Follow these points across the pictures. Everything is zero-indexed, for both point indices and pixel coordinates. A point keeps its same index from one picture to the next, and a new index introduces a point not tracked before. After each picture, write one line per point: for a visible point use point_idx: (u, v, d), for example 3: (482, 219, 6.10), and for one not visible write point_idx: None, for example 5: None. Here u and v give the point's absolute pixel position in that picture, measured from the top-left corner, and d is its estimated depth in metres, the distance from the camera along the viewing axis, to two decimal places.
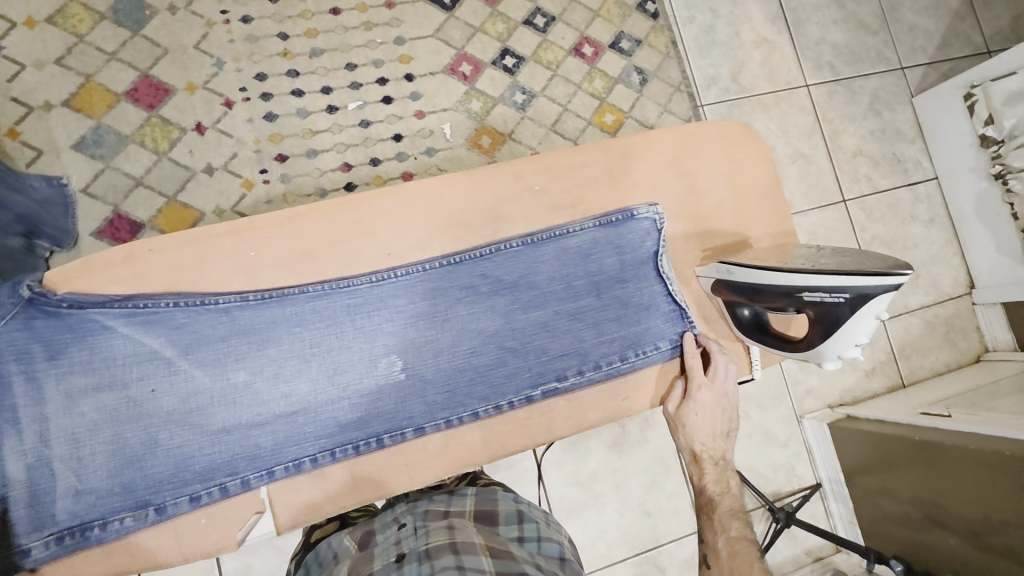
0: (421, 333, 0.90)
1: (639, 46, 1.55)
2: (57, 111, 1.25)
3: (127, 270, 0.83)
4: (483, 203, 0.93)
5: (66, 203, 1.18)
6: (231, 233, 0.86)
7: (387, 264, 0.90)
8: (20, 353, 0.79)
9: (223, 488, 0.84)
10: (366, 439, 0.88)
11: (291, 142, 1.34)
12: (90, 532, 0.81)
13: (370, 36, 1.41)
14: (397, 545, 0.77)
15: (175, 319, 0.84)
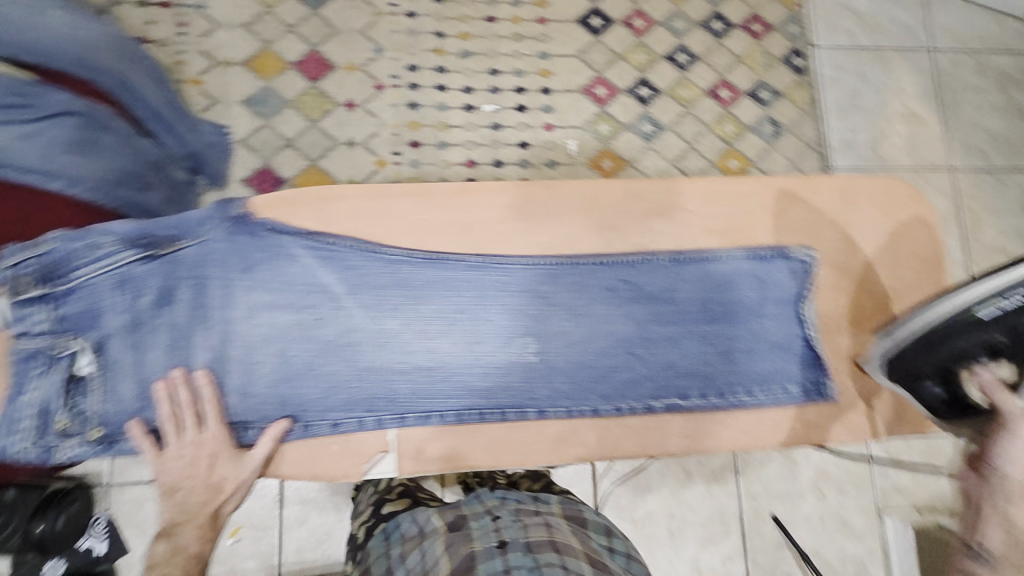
0: (562, 323, 0.92)
1: (778, 98, 1.53)
2: (235, 69, 1.39)
3: (317, 208, 0.88)
4: (636, 212, 0.94)
5: (225, 149, 1.33)
6: (407, 193, 0.90)
7: (540, 251, 0.92)
8: (220, 261, 0.86)
9: (360, 422, 0.87)
10: (492, 409, 0.89)
11: (426, 131, 1.42)
12: (242, 431, 0.86)
13: (517, 46, 1.48)
14: (498, 532, 0.82)
15: (347, 260, 0.88)
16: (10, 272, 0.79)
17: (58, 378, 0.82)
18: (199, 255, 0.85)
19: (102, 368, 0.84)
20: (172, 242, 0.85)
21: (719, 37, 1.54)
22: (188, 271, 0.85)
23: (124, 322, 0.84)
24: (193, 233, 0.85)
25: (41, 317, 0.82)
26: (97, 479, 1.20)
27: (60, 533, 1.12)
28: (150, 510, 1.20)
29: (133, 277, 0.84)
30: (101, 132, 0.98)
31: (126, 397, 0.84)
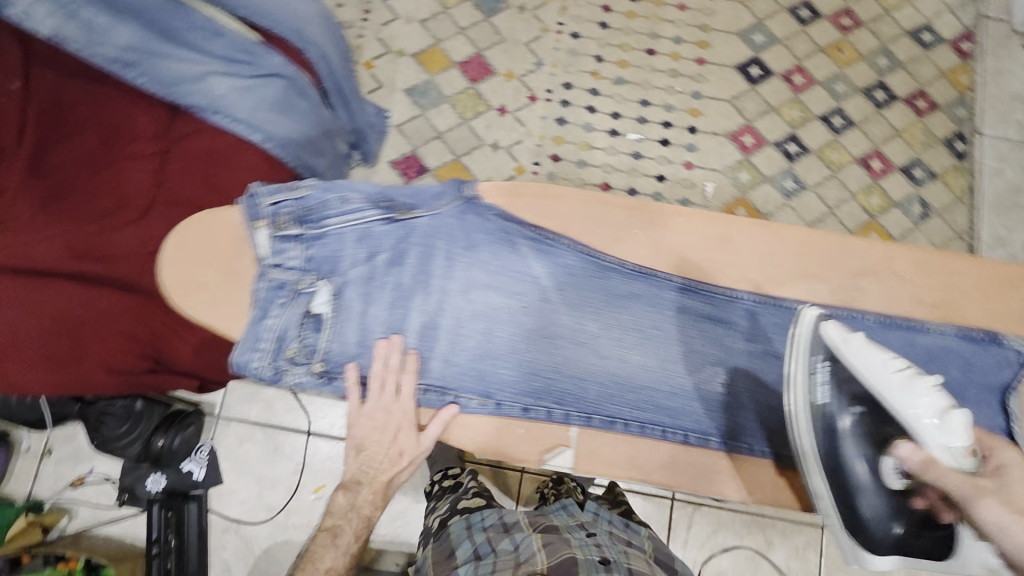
0: (755, 360, 0.91)
1: (932, 179, 1.48)
2: (405, 59, 1.47)
3: (538, 205, 0.92)
4: (842, 271, 0.92)
5: (382, 131, 1.40)
6: (624, 208, 0.92)
7: (745, 286, 0.91)
8: (447, 236, 0.91)
9: (548, 413, 0.90)
10: (675, 429, 0.90)
11: (569, 148, 1.45)
12: (444, 396, 0.90)
13: (672, 82, 1.49)
14: (597, 547, 0.91)
15: (563, 258, 0.92)
16: (272, 208, 0.86)
17: (298, 310, 0.88)
18: (430, 227, 0.90)
19: (335, 311, 0.89)
20: (409, 210, 0.88)
21: (880, 106, 1.51)
22: (419, 239, 0.90)
23: (357, 272, 0.90)
24: (428, 205, 0.89)
25: (293, 253, 0.88)
26: (210, 409, 1.31)
27: (174, 451, 1.21)
28: (248, 450, 1.30)
29: (373, 234, 0.89)
30: (299, 97, 1.06)
31: (350, 341, 0.89)
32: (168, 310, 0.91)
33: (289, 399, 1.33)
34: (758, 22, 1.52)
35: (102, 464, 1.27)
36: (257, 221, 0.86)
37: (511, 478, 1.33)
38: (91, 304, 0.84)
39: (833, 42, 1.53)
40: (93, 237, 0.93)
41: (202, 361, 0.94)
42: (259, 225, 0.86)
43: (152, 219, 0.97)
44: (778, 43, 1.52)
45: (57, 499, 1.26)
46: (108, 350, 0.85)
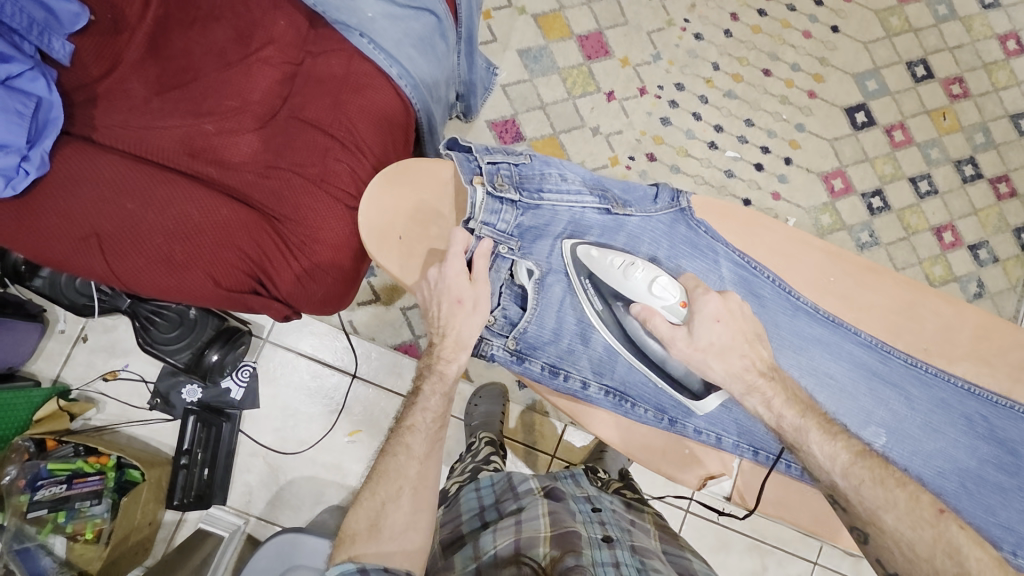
0: (914, 430, 0.82)
1: (994, 263, 1.51)
2: (525, 18, 1.41)
3: (742, 232, 0.87)
4: (1010, 360, 0.83)
5: (488, 88, 1.30)
6: (823, 252, 0.85)
7: (918, 355, 0.84)
8: (653, 240, 0.85)
9: (717, 439, 0.88)
10: None
11: (666, 150, 1.43)
12: (624, 402, 0.88)
13: (779, 108, 1.48)
14: (603, 526, 0.74)
15: (760, 290, 0.84)
16: (491, 167, 0.82)
17: (499, 276, 0.86)
18: (639, 226, 0.85)
19: (535, 292, 0.85)
20: (624, 206, 0.84)
21: (965, 181, 1.53)
22: (625, 238, 0.85)
23: (558, 255, 0.85)
24: (642, 206, 0.85)
25: (505, 218, 0.83)
26: (258, 330, 1.26)
27: (224, 367, 1.18)
28: (288, 378, 1.26)
29: (584, 221, 0.85)
30: (441, 39, 1.00)
31: (548, 326, 0.86)
32: (277, 232, 0.88)
33: (338, 338, 1.27)
34: (875, 69, 1.52)
35: (138, 361, 1.22)
36: (473, 176, 0.82)
37: (542, 461, 1.32)
38: (210, 212, 0.84)
39: (939, 107, 1.53)
40: (211, 137, 0.88)
41: (299, 290, 0.90)
42: (476, 182, 0.82)
43: (272, 130, 0.91)
44: (888, 95, 1.52)
45: (85, 388, 1.20)
46: (218, 261, 0.84)
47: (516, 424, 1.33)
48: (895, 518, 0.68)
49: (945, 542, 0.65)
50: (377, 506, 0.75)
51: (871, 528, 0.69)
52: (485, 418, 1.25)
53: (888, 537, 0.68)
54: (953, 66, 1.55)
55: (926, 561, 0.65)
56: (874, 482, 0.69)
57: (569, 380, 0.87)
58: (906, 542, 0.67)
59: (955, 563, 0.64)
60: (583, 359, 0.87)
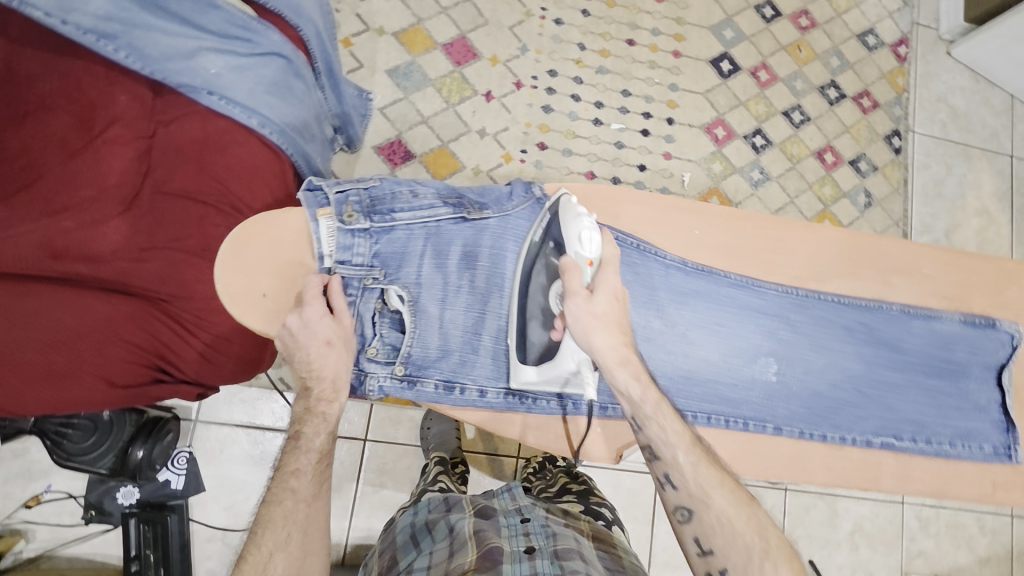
0: (803, 353, 0.89)
1: (874, 172, 1.63)
2: (385, 38, 1.41)
3: (603, 207, 0.85)
4: (874, 267, 0.91)
5: (364, 114, 1.29)
6: (688, 208, 0.87)
7: (792, 283, 0.90)
8: (518, 236, 0.88)
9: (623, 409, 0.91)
10: (734, 418, 0.86)
11: (554, 136, 1.46)
12: (524, 399, 0.90)
13: (650, 74, 1.54)
14: (528, 537, 0.78)
15: (630, 260, 0.86)
16: (339, 197, 0.81)
17: (368, 307, 0.84)
18: (500, 227, 0.87)
19: (411, 315, 0.85)
20: (481, 210, 0.86)
21: (832, 103, 1.64)
22: (490, 240, 0.88)
23: (423, 274, 0.86)
24: (500, 206, 0.87)
25: (360, 249, 0.83)
26: (185, 414, 1.20)
27: (152, 462, 1.11)
28: (230, 454, 1.21)
29: (442, 233, 0.86)
30: (296, 79, 0.98)
31: (433, 345, 0.87)
32: (167, 314, 0.84)
33: (274, 399, 1.23)
34: (728, 19, 1.60)
35: (61, 479, 1.14)
36: (321, 210, 0.81)
37: (508, 464, 1.33)
38: (85, 312, 0.80)
39: (793, 41, 1.64)
40: (71, 233, 0.82)
41: (206, 368, 0.86)
42: (323, 215, 0.81)
43: (139, 212, 0.87)
44: (745, 40, 1.61)
45: (7, 521, 1.12)
46: (106, 360, 0.80)
47: (474, 435, 1.33)
48: (723, 497, 0.73)
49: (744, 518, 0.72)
50: (263, 558, 0.72)
51: (698, 504, 0.73)
52: (440, 438, 1.25)
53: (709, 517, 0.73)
54: (796, 1, 1.66)
55: (742, 536, 0.71)
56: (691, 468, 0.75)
57: (466, 391, 0.87)
58: (727, 519, 0.72)
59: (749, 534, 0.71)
60: (477, 368, 0.88)
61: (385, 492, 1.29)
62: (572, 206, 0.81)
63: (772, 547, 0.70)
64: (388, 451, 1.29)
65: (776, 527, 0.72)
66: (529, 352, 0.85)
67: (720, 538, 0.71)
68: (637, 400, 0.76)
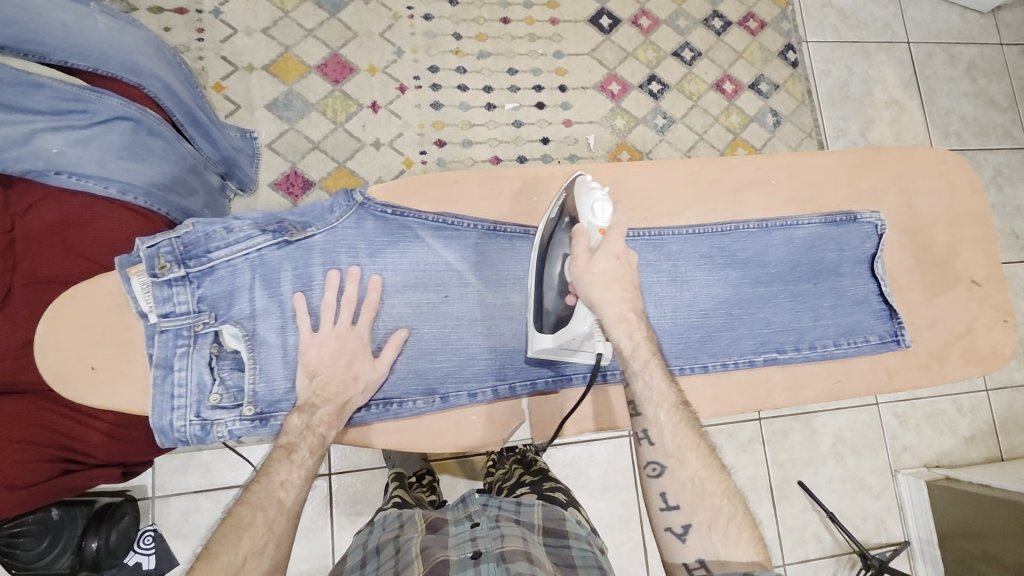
0: (666, 290, 0.94)
1: (776, 90, 1.63)
2: (256, 74, 1.39)
3: (437, 194, 0.93)
4: (722, 192, 0.96)
5: (253, 154, 1.31)
6: (518, 178, 0.95)
7: (638, 222, 0.95)
8: (349, 246, 0.87)
9: (494, 391, 0.93)
10: (609, 368, 0.96)
11: (450, 130, 1.45)
12: (389, 406, 0.88)
13: (532, 47, 1.53)
14: (475, 542, 0.84)
15: (470, 240, 0.93)
16: (149, 251, 0.79)
17: (203, 354, 0.82)
18: (329, 242, 0.87)
19: (250, 351, 0.83)
20: (303, 229, 0.85)
21: (719, 33, 1.63)
22: (320, 257, 0.86)
23: (257, 307, 0.84)
24: (323, 220, 0.87)
25: (181, 297, 0.81)
26: (141, 493, 1.18)
27: (112, 549, 1.11)
28: (196, 522, 1.19)
29: (266, 261, 0.84)
30: (151, 137, 0.97)
31: (278, 379, 0.84)
32: (58, 403, 0.82)
33: (226, 456, 1.22)
34: None
35: None
36: (133, 268, 0.79)
37: (478, 463, 1.33)
38: None
39: None
40: None
41: (118, 447, 0.85)
42: (134, 272, 0.80)
43: (14, 307, 0.85)
44: None
45: None
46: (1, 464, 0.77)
47: None
48: (696, 461, 0.77)
49: (723, 486, 0.77)
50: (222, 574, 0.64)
51: (672, 463, 0.77)
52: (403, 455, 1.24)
53: (684, 475, 0.77)
54: None
55: (711, 497, 0.76)
56: (682, 427, 0.79)
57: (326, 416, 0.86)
58: (698, 480, 0.77)
59: (727, 501, 0.76)
60: None
61: (361, 520, 1.28)
62: (581, 183, 0.86)
63: (739, 515, 0.75)
64: (355, 479, 1.28)
65: (743, 498, 0.77)
66: (547, 323, 0.89)
67: (687, 495, 0.76)
68: (628, 357, 0.81)
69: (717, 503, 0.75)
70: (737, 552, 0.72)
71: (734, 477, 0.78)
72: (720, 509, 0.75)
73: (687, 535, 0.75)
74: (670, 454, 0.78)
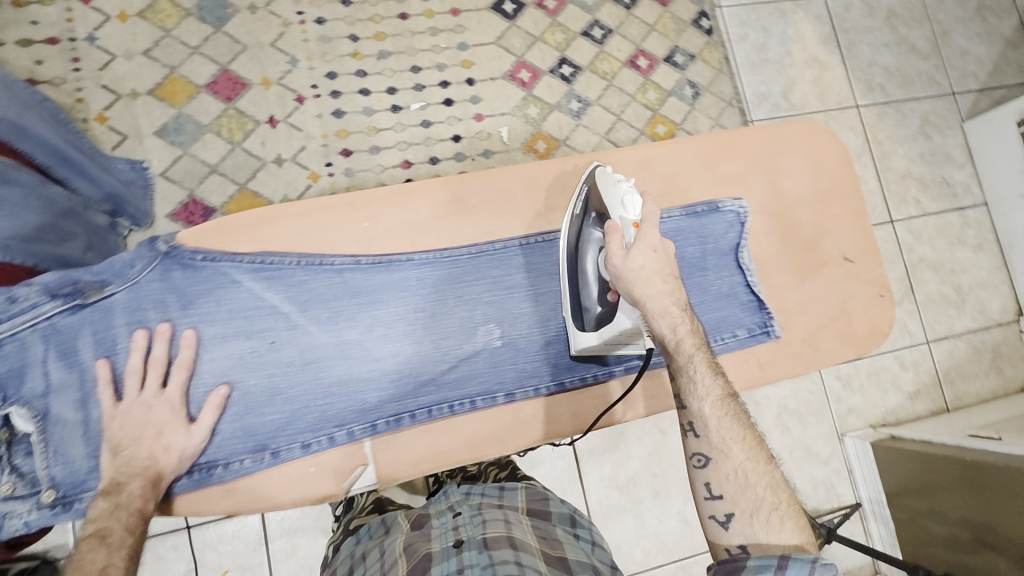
0: (518, 304, 0.98)
1: (692, 61, 1.59)
2: (142, 99, 1.32)
3: (258, 232, 0.91)
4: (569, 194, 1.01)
5: (146, 186, 1.25)
6: (348, 204, 0.94)
7: (487, 237, 0.98)
8: (157, 301, 0.88)
9: (330, 438, 0.89)
10: (461, 400, 0.94)
11: (356, 138, 1.40)
12: (214, 470, 0.86)
13: (434, 41, 1.47)
14: (456, 531, 0.87)
15: (295, 276, 0.92)
16: None
17: None
18: (130, 299, 0.87)
19: (43, 432, 0.82)
20: (101, 288, 0.86)
21: (629, 8, 1.58)
22: (123, 317, 0.87)
23: (51, 382, 0.83)
24: (122, 277, 0.87)
25: None
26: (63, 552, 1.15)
27: None
28: None
29: (59, 329, 0.84)
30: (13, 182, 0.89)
31: (78, 459, 0.83)
32: None
33: None
34: None
35: None
36: None
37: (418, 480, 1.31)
38: None
39: None
40: None
41: None
42: None
43: None
44: None
45: None
46: None
47: None
48: (742, 452, 0.78)
49: (768, 476, 0.77)
50: None
51: (717, 454, 0.79)
52: None
53: (728, 464, 0.78)
54: None
55: (754, 488, 0.76)
56: (729, 419, 0.80)
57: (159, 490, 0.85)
58: (743, 471, 0.78)
59: (772, 492, 0.76)
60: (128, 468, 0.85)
61: (301, 551, 1.25)
62: (606, 179, 0.91)
63: (782, 505, 0.76)
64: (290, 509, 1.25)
65: (789, 488, 0.78)
66: (586, 317, 0.94)
67: (730, 486, 0.77)
68: (672, 350, 0.83)
69: (761, 493, 0.76)
70: (778, 539, 0.74)
71: (779, 468, 0.79)
72: (763, 498, 0.76)
73: (729, 523, 0.77)
74: (714, 444, 0.79)
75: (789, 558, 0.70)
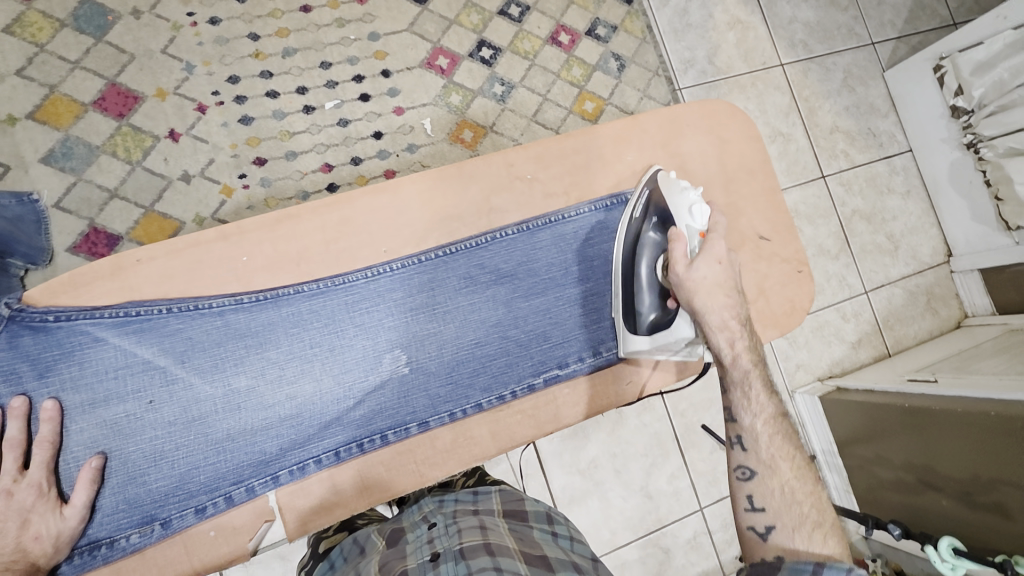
0: (422, 326, 0.94)
1: (615, 32, 1.55)
2: (21, 125, 1.20)
3: (115, 283, 0.84)
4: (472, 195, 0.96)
5: (38, 220, 1.10)
6: (220, 238, 0.87)
7: (382, 259, 0.93)
8: (8, 373, 0.81)
9: (228, 498, 0.86)
10: (370, 436, 0.90)
11: (269, 145, 1.31)
12: (97, 551, 0.82)
13: (342, 33, 1.38)
14: (431, 544, 0.81)
15: (168, 326, 0.85)
16: None
17: None
18: None
19: None
20: None
21: None
22: None
23: None
24: None
25: None
26: None
27: None
28: None
29: None
30: None
31: None
32: None
33: None
34: None
35: None
36: None
37: None
38: None
39: None
40: None
41: None
42: None
43: None
44: None
45: None
46: None
47: None
48: (789, 471, 0.80)
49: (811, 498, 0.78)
50: None
51: (763, 469, 0.81)
52: None
53: (773, 479, 0.80)
54: None
55: (798, 506, 0.78)
56: (779, 436, 0.83)
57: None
58: (789, 488, 0.79)
59: (817, 512, 0.77)
60: None
61: None
62: (674, 187, 0.95)
63: (826, 525, 0.76)
64: None
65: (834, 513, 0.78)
66: (638, 321, 0.95)
67: (774, 500, 0.78)
68: (727, 365, 0.87)
69: (803, 512, 0.77)
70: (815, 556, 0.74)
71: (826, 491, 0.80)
72: (805, 514, 0.77)
73: (768, 534, 0.76)
74: (764, 458, 0.82)
75: (825, 564, 0.70)
